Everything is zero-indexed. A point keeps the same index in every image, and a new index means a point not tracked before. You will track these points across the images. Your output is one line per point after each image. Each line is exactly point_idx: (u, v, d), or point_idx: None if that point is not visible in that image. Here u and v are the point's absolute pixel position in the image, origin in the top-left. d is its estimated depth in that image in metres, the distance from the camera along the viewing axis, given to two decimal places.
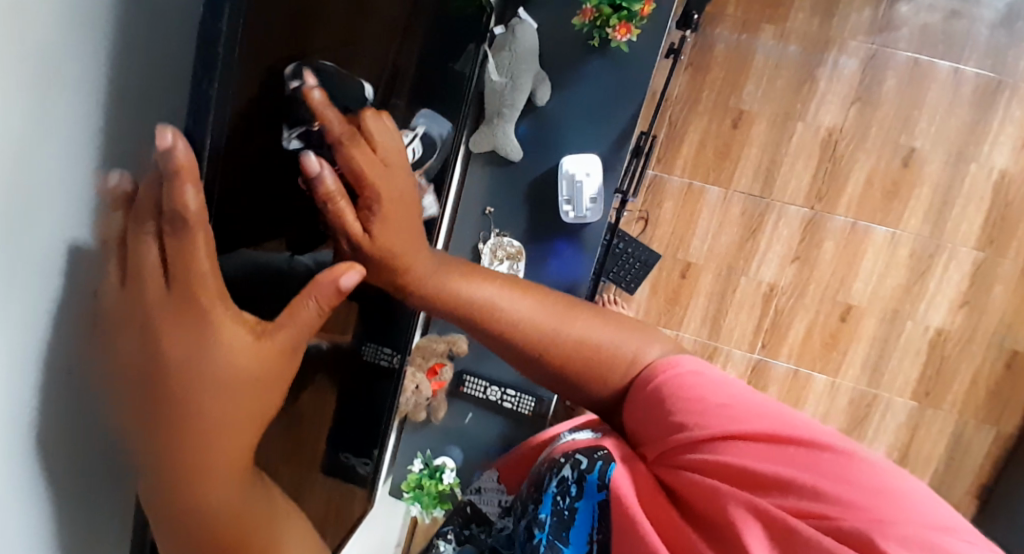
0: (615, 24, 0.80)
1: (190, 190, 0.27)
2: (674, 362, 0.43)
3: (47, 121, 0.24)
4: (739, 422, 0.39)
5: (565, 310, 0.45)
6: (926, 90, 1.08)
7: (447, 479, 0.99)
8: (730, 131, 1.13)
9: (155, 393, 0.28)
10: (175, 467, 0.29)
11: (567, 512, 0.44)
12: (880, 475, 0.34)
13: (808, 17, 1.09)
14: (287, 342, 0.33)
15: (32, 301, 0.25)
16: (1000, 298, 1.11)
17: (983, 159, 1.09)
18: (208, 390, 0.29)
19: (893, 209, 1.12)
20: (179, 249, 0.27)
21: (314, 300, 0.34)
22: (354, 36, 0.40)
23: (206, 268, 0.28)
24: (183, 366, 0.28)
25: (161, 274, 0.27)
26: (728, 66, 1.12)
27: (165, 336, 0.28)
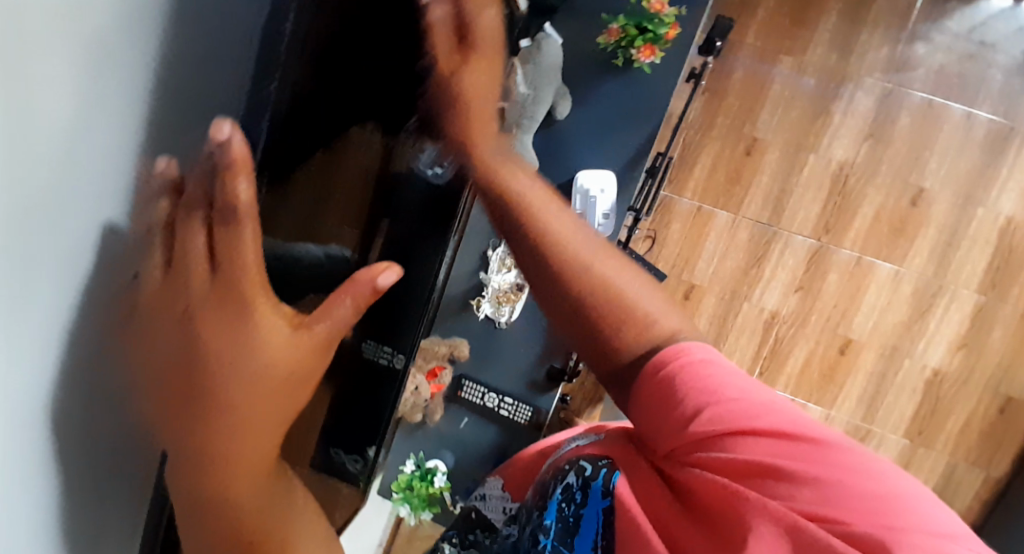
0: (639, 45, 0.83)
1: (243, 183, 0.27)
2: (686, 347, 0.41)
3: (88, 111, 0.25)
4: (749, 415, 0.38)
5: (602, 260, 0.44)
6: (938, 131, 1.10)
7: (438, 482, 1.00)
8: (742, 158, 1.15)
9: (189, 375, 0.28)
10: (196, 454, 0.30)
11: (573, 518, 0.44)
12: (891, 479, 0.34)
13: (826, 51, 1.11)
14: (322, 337, 0.32)
15: (63, 283, 0.26)
16: (999, 340, 1.12)
17: (990, 203, 1.10)
18: (235, 379, 0.29)
19: (898, 246, 1.13)
20: (228, 242, 0.28)
21: (349, 300, 0.32)
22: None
23: (251, 261, 0.29)
24: (219, 356, 0.29)
25: (207, 261, 0.28)
26: (744, 94, 1.13)
27: (203, 325, 0.28)
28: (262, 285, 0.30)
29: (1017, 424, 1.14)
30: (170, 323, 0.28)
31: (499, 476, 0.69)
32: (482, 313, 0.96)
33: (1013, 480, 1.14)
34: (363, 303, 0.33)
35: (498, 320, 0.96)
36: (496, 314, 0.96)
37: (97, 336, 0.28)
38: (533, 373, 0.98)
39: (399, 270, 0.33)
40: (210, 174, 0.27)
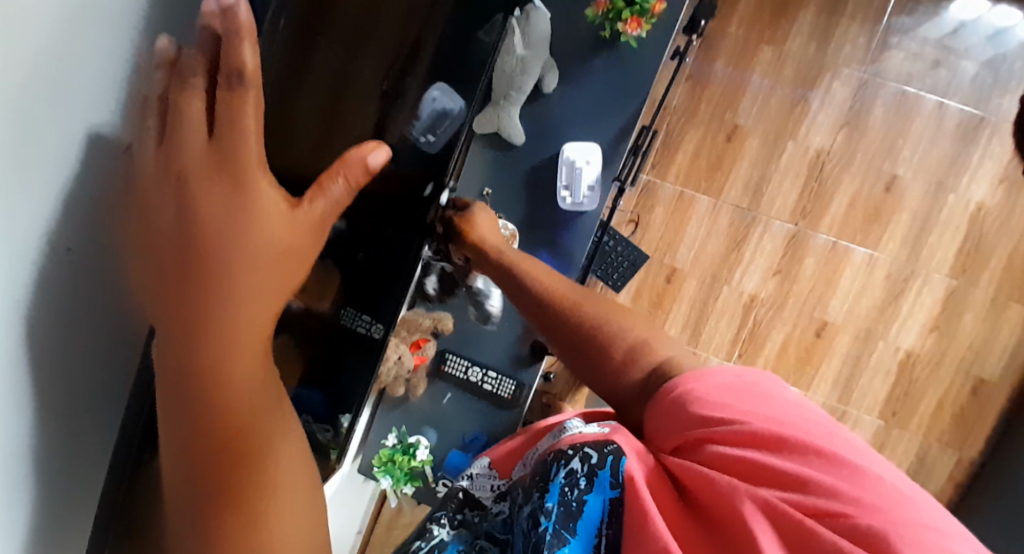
0: (627, 17, 0.82)
1: (247, 47, 0.30)
2: (703, 375, 0.46)
3: (84, 30, 0.33)
4: (760, 422, 0.41)
5: (589, 300, 0.60)
6: (911, 121, 1.14)
7: (420, 456, 0.99)
8: (723, 144, 1.17)
9: (189, 241, 0.32)
10: (194, 317, 0.32)
11: (576, 504, 0.45)
12: (891, 484, 0.36)
13: (804, 42, 1.14)
14: (322, 215, 0.34)
15: (48, 176, 0.33)
16: (970, 324, 1.15)
17: (961, 191, 1.14)
18: (227, 247, 0.32)
19: (873, 231, 1.16)
20: (230, 103, 0.30)
21: (342, 178, 0.34)
22: (357, 52, 0.48)
23: (251, 128, 0.31)
24: (217, 229, 0.32)
25: (204, 126, 0.31)
26: (726, 83, 1.16)
27: (200, 191, 0.31)
28: (259, 159, 0.32)
29: (987, 406, 1.17)
30: (167, 190, 0.31)
31: (484, 456, 0.69)
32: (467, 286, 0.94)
33: (982, 462, 1.17)
34: (357, 182, 0.34)
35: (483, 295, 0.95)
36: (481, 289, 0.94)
37: (83, 228, 0.37)
38: (518, 347, 0.98)
39: (390, 150, 0.34)
40: (215, 48, 0.31)
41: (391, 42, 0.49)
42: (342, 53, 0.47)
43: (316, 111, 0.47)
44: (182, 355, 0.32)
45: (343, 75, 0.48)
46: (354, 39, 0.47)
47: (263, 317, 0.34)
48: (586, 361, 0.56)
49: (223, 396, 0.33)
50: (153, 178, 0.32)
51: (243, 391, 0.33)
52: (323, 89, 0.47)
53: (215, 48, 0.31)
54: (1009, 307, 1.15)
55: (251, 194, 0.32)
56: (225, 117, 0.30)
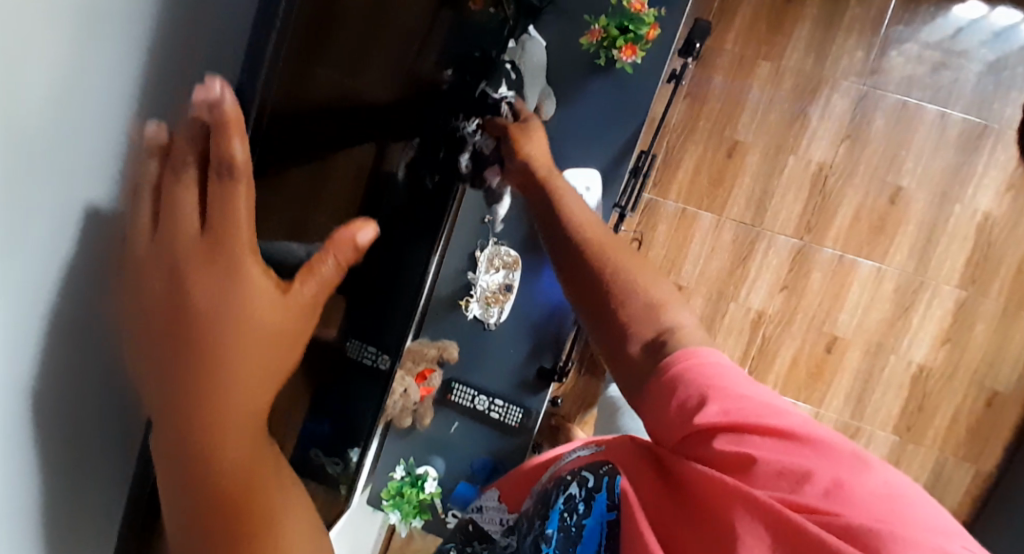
0: (621, 45, 0.84)
1: (237, 141, 0.28)
2: (696, 351, 0.44)
3: None
4: (753, 411, 0.39)
5: (618, 248, 0.55)
6: (912, 133, 1.13)
7: (429, 488, 0.99)
8: (724, 160, 1.17)
9: (180, 326, 0.30)
10: (189, 405, 0.30)
11: (575, 528, 0.46)
12: (886, 481, 0.35)
13: (802, 56, 1.15)
14: (313, 298, 0.33)
15: None
16: (981, 336, 1.14)
17: (967, 201, 1.12)
18: (222, 324, 0.30)
19: (879, 244, 1.15)
20: (223, 197, 0.29)
21: (332, 257, 0.33)
22: (365, 50, 0.39)
23: (243, 219, 0.30)
24: (209, 311, 0.30)
25: (197, 220, 0.30)
26: (724, 99, 1.16)
27: (190, 276, 0.29)
28: (252, 247, 0.31)
29: (1001, 419, 1.15)
30: (159, 282, 0.29)
31: (494, 486, 0.66)
32: (471, 314, 0.94)
33: (1000, 476, 1.15)
34: (347, 263, 0.33)
35: (488, 321, 0.95)
36: (485, 315, 0.94)
37: None
38: (524, 372, 0.97)
39: (378, 228, 0.33)
40: (203, 134, 0.29)
41: (401, 33, 0.43)
42: (342, 72, 0.38)
43: (329, 120, 0.39)
44: (175, 443, 0.30)
45: (349, 89, 0.39)
46: (373, 29, 0.40)
47: (264, 388, 0.32)
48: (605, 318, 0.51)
49: (222, 479, 0.31)
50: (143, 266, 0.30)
51: (243, 473, 0.32)
52: (333, 100, 0.38)
53: (207, 138, 0.29)
54: (1020, 318, 1.13)
55: (242, 276, 0.31)
56: (217, 208, 0.29)
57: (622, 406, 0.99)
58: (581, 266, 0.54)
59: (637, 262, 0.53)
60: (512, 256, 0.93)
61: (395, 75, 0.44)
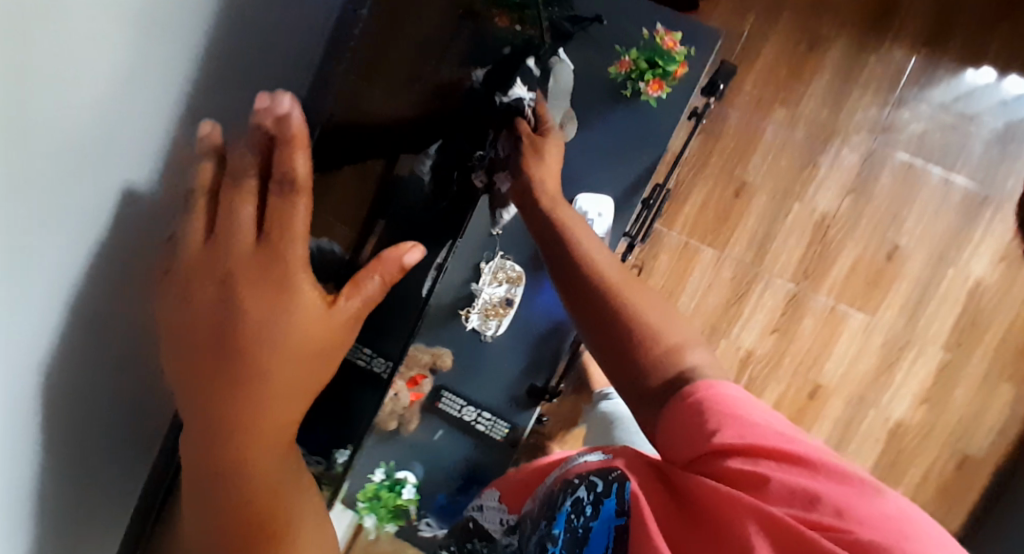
0: (649, 78, 0.86)
1: (300, 155, 0.33)
2: (715, 383, 0.45)
3: (128, 108, 0.37)
4: (769, 437, 0.41)
5: (634, 289, 0.55)
6: (916, 193, 1.16)
7: (407, 495, 0.99)
8: (731, 199, 1.19)
9: (229, 340, 0.33)
10: (225, 409, 0.34)
11: (581, 529, 0.48)
12: (895, 505, 0.37)
13: (818, 105, 1.17)
14: (354, 313, 0.36)
15: (80, 235, 0.38)
16: (960, 398, 1.16)
17: (961, 265, 1.15)
18: (270, 343, 0.34)
19: (872, 298, 1.17)
20: (281, 217, 0.33)
21: (378, 277, 0.37)
22: (384, 64, 0.51)
23: (299, 236, 0.33)
24: (256, 330, 0.33)
25: (254, 233, 0.33)
26: (738, 139, 1.18)
27: (243, 295, 0.33)
28: (304, 262, 0.34)
29: (970, 482, 1.17)
30: (210, 289, 0.33)
31: (494, 487, 0.68)
32: (471, 324, 0.94)
33: (964, 538, 1.17)
34: (391, 279, 0.37)
35: (484, 333, 0.96)
36: (484, 326, 0.95)
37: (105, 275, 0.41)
38: (515, 388, 0.98)
39: (422, 251, 0.37)
40: (266, 144, 0.33)
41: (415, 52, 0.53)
42: (364, 80, 0.51)
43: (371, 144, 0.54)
44: (212, 434, 0.34)
45: (364, 96, 0.51)
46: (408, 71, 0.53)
47: (298, 401, 0.36)
48: (619, 349, 0.52)
49: (248, 480, 0.35)
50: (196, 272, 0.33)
51: (267, 475, 0.36)
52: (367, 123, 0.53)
53: (268, 148, 0.33)
54: (1001, 385, 1.15)
55: (293, 293, 0.34)
56: (277, 224, 0.33)
57: (619, 419, 0.93)
58: (597, 297, 0.54)
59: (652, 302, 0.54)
60: (516, 271, 0.94)
61: (412, 82, 0.54)
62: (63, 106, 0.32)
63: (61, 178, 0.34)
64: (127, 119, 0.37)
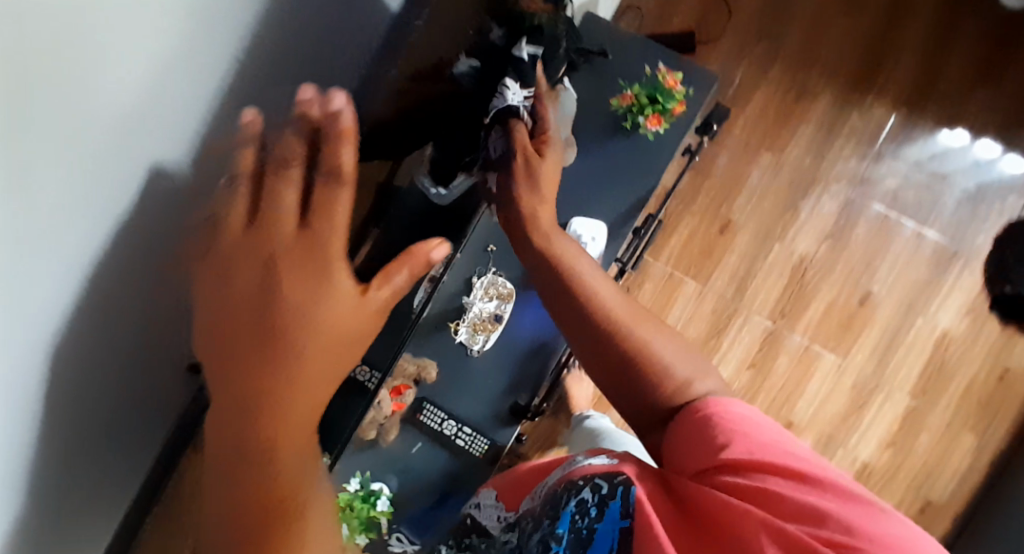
0: (649, 113, 0.90)
1: (345, 151, 0.36)
2: (725, 403, 0.48)
3: (167, 89, 0.36)
4: (777, 457, 0.43)
5: (641, 323, 0.52)
6: (890, 243, 1.22)
7: (381, 506, 0.93)
8: (716, 235, 1.23)
9: (267, 318, 0.33)
10: (254, 388, 0.33)
11: (586, 531, 0.46)
12: (898, 526, 0.38)
13: (801, 152, 1.24)
14: (381, 304, 0.39)
15: (95, 210, 0.37)
16: (924, 445, 1.19)
17: (929, 315, 1.20)
18: (307, 322, 0.34)
19: (844, 340, 1.21)
20: (326, 201, 0.35)
21: (406, 270, 0.41)
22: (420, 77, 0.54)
23: (338, 224, 0.36)
24: (294, 309, 0.34)
25: (297, 215, 0.34)
26: (725, 179, 1.24)
27: (284, 274, 0.34)
28: (341, 251, 0.36)
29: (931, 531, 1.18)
30: (253, 274, 0.33)
31: (490, 485, 0.66)
32: (459, 337, 0.96)
33: None
34: (418, 272, 0.42)
35: (471, 348, 0.97)
36: (472, 340, 0.97)
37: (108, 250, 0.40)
38: (498, 405, 1.00)
39: (448, 246, 0.44)
40: (313, 136, 0.35)
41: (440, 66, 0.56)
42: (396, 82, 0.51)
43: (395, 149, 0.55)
44: (239, 415, 0.33)
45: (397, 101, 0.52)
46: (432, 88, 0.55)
47: (324, 389, 0.36)
48: (629, 380, 0.50)
49: (269, 470, 0.33)
50: (237, 255, 0.33)
51: (285, 469, 0.34)
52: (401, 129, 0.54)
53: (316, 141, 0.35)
54: (963, 435, 1.18)
55: (331, 278, 0.35)
56: (321, 207, 0.35)
57: (604, 433, 0.95)
58: (600, 335, 0.51)
59: (660, 332, 0.52)
60: (506, 287, 0.97)
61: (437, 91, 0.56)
62: (112, 85, 0.32)
63: (104, 152, 0.35)
64: (166, 101, 0.36)
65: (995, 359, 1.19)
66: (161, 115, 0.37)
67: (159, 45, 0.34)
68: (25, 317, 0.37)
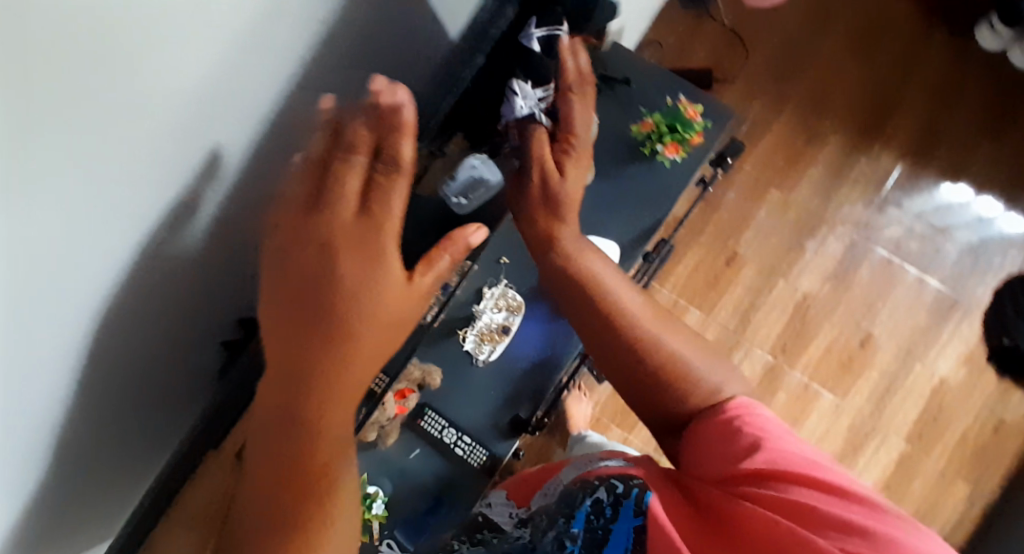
0: (667, 141, 0.93)
1: (405, 144, 0.40)
2: (751, 414, 0.48)
3: (238, 71, 0.42)
4: (803, 469, 0.43)
5: (665, 329, 0.53)
6: (892, 287, 1.24)
7: (376, 509, 0.91)
8: (722, 267, 1.25)
9: (327, 295, 0.37)
10: (311, 359, 0.36)
11: (602, 531, 0.47)
12: (930, 544, 0.37)
13: (810, 193, 1.27)
14: (425, 288, 0.41)
15: (171, 179, 0.41)
16: (918, 492, 1.17)
17: (927, 362, 1.21)
18: (361, 304, 0.37)
19: (843, 380, 1.22)
20: (385, 189, 0.39)
21: (447, 256, 0.43)
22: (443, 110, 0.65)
23: (395, 213, 0.39)
24: (352, 290, 0.37)
25: (357, 202, 0.39)
26: (734, 213, 1.27)
27: (342, 256, 0.37)
28: (393, 238, 0.39)
29: None
30: (311, 252, 0.37)
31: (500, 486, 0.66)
32: (466, 344, 0.98)
33: None
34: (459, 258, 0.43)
35: (477, 357, 0.99)
36: (478, 348, 0.98)
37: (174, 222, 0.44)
38: (499, 416, 1.00)
39: (485, 230, 0.44)
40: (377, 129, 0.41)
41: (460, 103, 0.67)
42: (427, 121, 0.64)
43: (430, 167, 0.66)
44: (296, 383, 0.37)
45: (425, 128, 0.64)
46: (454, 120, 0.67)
47: (370, 369, 0.39)
48: (650, 384, 0.51)
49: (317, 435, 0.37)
50: (299, 237, 0.38)
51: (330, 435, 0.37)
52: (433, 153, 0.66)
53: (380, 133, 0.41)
54: (956, 483, 1.17)
55: (383, 264, 0.38)
56: (381, 197, 0.39)
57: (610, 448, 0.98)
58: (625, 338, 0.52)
59: (684, 338, 0.53)
60: (516, 299, 1.00)
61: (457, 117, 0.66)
62: (188, 65, 0.37)
63: (179, 126, 0.39)
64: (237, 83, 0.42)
65: (988, 411, 1.20)
66: (231, 94, 0.42)
67: (236, 31, 0.39)
68: (101, 283, 0.40)
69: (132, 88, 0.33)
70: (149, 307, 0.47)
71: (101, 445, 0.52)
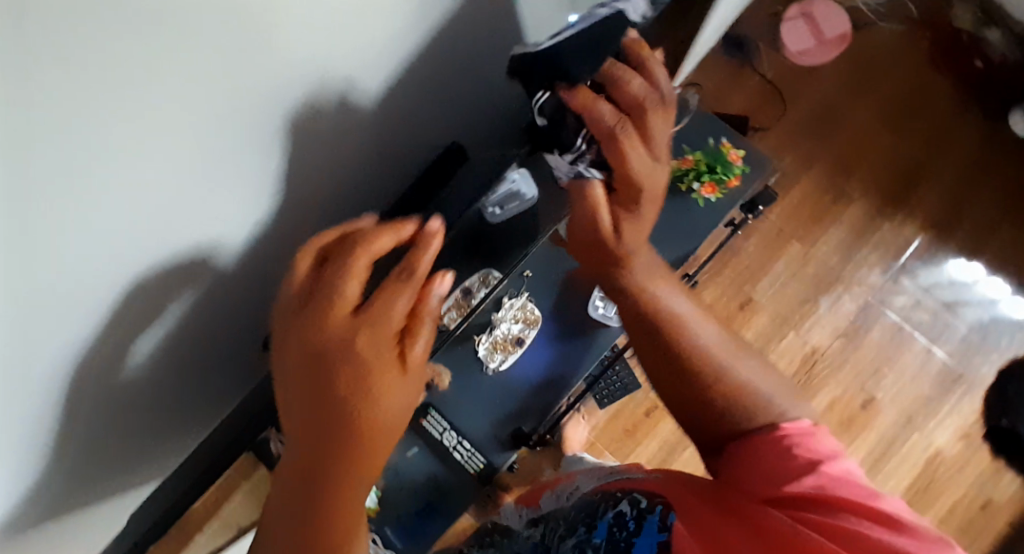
0: (705, 180, 0.95)
1: (423, 256, 0.45)
2: (806, 440, 0.48)
3: (256, 98, 0.43)
4: (860, 500, 0.43)
5: (734, 354, 0.55)
6: (899, 354, 1.26)
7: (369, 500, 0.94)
8: (735, 310, 1.26)
9: (324, 378, 0.42)
10: (322, 431, 0.42)
11: (624, 543, 0.48)
12: None
13: (830, 251, 1.29)
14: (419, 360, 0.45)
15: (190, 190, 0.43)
16: None
17: (926, 431, 1.22)
18: (356, 382, 0.42)
19: (841, 438, 1.22)
20: (384, 294, 0.44)
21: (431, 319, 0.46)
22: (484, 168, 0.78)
23: (393, 310, 0.44)
24: (347, 372, 0.42)
25: (352, 303, 0.44)
26: (753, 259, 1.29)
27: (336, 344, 0.42)
28: (389, 328, 0.43)
29: None
30: (309, 341, 0.43)
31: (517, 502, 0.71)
32: (481, 348, 0.98)
33: None
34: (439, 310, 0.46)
35: (488, 365, 0.98)
36: (490, 357, 0.98)
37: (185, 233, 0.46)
38: (501, 427, 1.00)
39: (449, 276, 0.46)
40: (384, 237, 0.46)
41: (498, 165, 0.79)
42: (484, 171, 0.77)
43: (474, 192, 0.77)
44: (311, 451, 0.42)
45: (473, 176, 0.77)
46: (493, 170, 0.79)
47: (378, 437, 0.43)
48: (695, 398, 0.53)
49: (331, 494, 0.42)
50: (300, 329, 0.43)
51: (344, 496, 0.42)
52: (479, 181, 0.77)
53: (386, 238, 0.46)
54: None
55: (376, 346, 0.43)
56: (379, 297, 0.44)
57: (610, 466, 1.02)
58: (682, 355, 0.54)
59: (756, 366, 0.54)
60: (534, 313, 1.01)
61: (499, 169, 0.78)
62: (212, 83, 0.38)
63: (197, 135, 0.40)
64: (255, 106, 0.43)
65: (978, 489, 1.20)
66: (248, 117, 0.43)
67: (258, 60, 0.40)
68: (106, 282, 0.41)
69: (151, 96, 0.34)
70: (148, 299, 0.48)
71: (92, 408, 0.52)
